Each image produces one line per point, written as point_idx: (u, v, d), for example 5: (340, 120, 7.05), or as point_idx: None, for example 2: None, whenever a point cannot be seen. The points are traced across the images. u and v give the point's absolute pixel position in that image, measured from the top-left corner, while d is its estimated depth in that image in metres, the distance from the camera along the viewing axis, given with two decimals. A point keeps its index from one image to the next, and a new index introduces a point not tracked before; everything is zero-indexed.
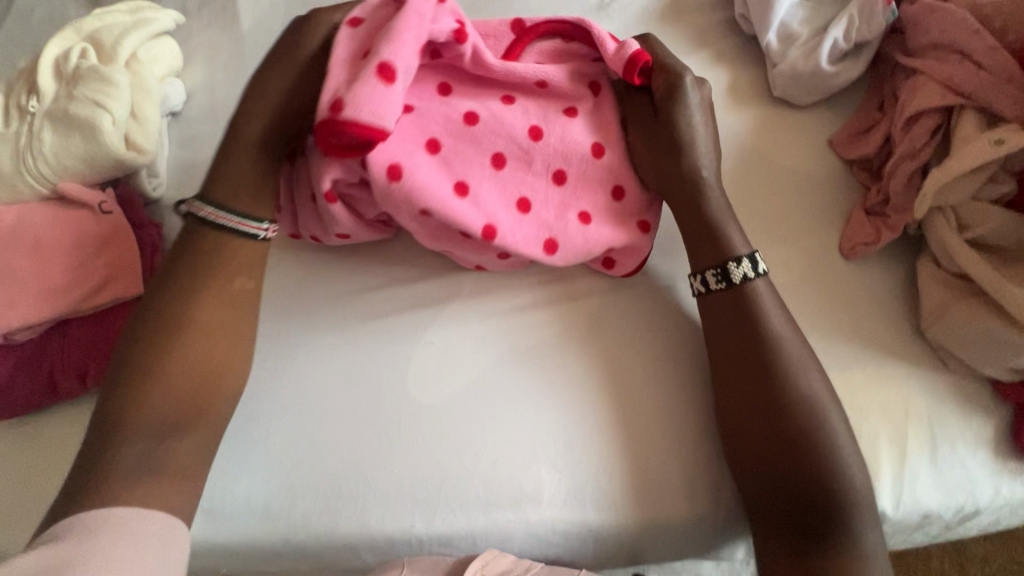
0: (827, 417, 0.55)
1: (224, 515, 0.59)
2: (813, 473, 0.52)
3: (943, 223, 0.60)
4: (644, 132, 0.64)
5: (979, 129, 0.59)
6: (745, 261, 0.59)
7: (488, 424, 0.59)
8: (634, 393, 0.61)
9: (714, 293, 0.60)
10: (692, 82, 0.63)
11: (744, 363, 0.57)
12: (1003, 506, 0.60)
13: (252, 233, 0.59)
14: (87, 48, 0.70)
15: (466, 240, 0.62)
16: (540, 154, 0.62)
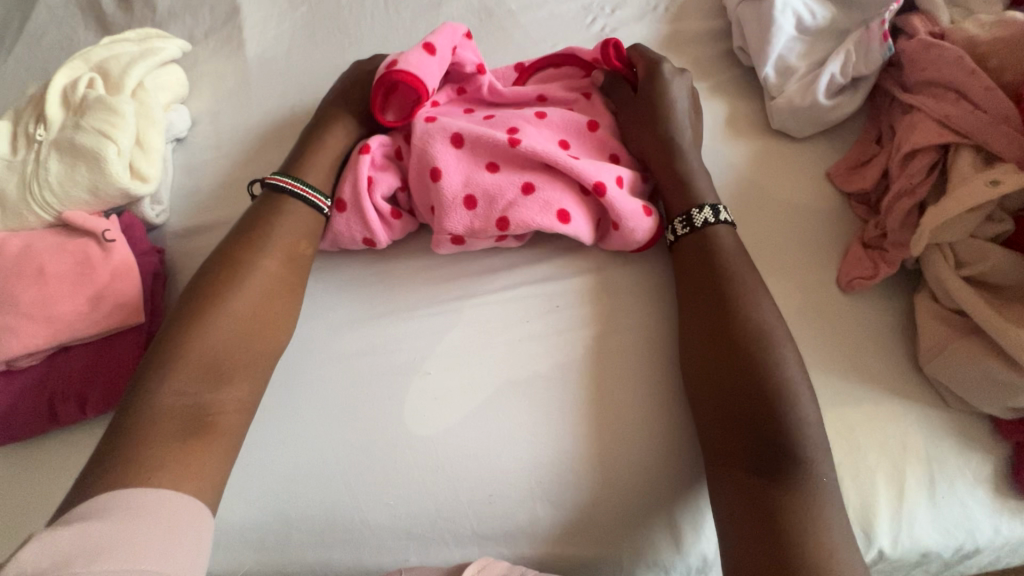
0: (798, 400, 0.54)
1: (223, 544, 0.59)
2: (777, 467, 0.51)
3: (940, 261, 0.60)
4: (631, 112, 0.71)
5: (975, 168, 0.59)
6: (707, 209, 0.64)
7: (471, 438, 0.60)
8: (615, 396, 0.61)
9: (683, 239, 0.64)
10: (672, 69, 0.72)
11: (719, 351, 0.57)
12: (1004, 545, 0.59)
13: (318, 205, 0.68)
14: (95, 77, 0.71)
15: (492, 172, 0.65)
16: (546, 125, 0.68)
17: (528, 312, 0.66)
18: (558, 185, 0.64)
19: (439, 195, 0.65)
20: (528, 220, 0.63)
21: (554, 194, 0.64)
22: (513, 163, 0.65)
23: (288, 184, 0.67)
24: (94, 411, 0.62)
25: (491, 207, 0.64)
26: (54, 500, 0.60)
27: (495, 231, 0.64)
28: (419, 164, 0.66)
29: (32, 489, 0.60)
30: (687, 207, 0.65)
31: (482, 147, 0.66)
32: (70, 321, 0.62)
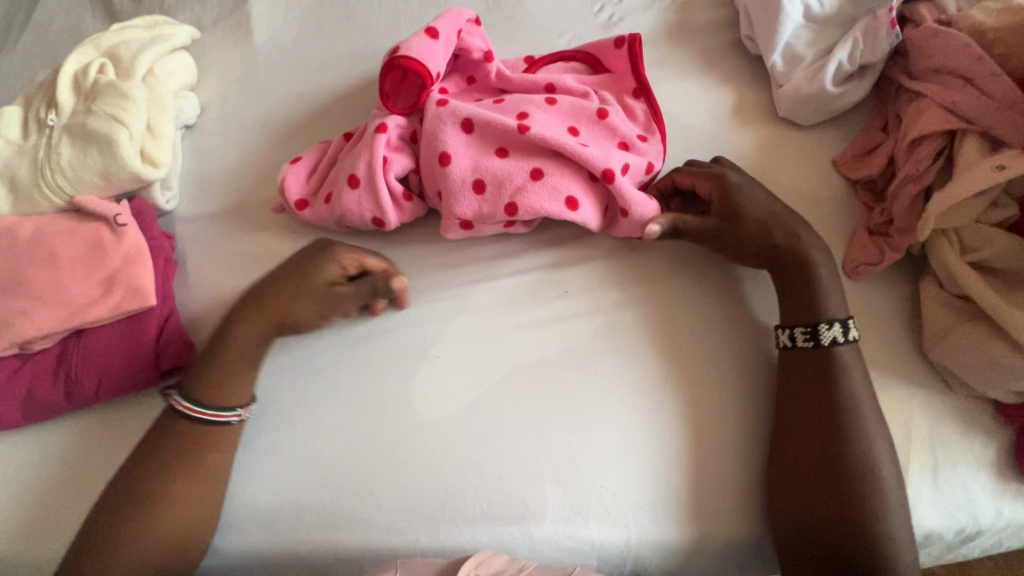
0: (874, 451, 0.55)
1: (232, 526, 0.59)
2: (845, 493, 0.54)
3: (946, 246, 0.60)
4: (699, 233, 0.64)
5: (981, 154, 0.59)
6: (837, 326, 0.59)
7: (507, 437, 0.60)
8: (685, 442, 0.60)
9: (801, 351, 0.60)
10: (737, 179, 0.65)
11: (812, 442, 0.56)
12: (1005, 527, 0.60)
13: (228, 421, 0.59)
14: (105, 63, 0.72)
15: (502, 158, 0.65)
16: (559, 109, 0.68)
17: (535, 297, 0.67)
18: (565, 172, 0.65)
19: (449, 182, 0.65)
20: (535, 206, 0.64)
21: (562, 180, 0.64)
22: (522, 149, 0.65)
23: (191, 410, 0.59)
24: (108, 393, 0.62)
25: (499, 194, 0.64)
26: (70, 478, 0.61)
27: (503, 216, 0.65)
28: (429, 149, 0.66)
29: (49, 468, 0.61)
30: (814, 319, 0.60)
31: (493, 133, 0.66)
32: (82, 305, 0.62)
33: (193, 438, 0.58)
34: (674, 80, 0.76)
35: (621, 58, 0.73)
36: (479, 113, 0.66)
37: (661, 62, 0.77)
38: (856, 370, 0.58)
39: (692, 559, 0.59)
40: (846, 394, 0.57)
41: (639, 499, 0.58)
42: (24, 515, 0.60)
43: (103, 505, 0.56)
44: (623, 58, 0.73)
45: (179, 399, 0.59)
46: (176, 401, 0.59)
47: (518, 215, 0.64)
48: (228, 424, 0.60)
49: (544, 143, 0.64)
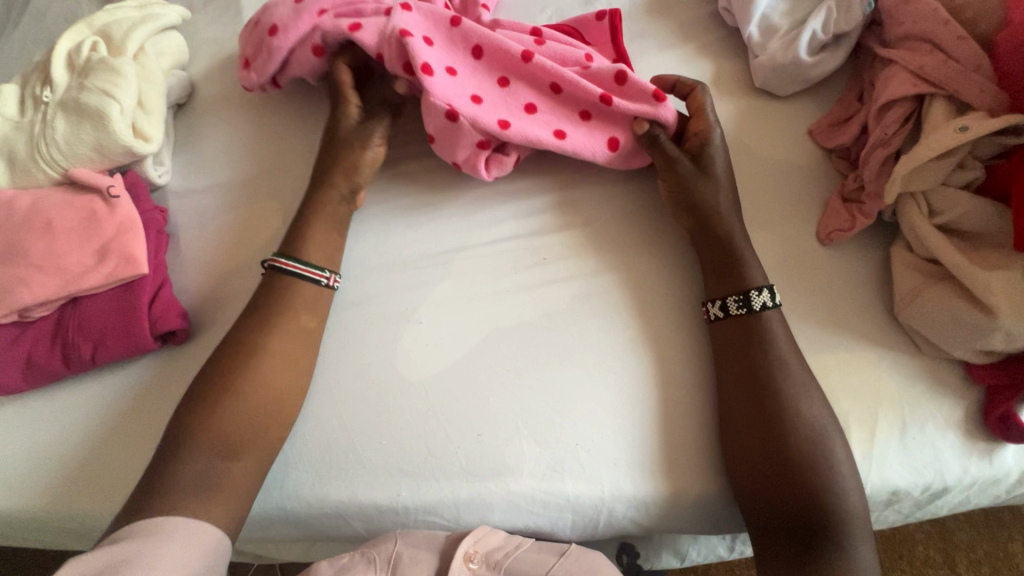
0: (810, 411, 0.57)
1: (273, 486, 0.61)
2: (795, 450, 0.56)
3: (914, 209, 0.62)
4: (673, 178, 0.67)
5: (947, 117, 0.60)
6: (765, 291, 0.62)
7: (482, 396, 0.62)
8: (653, 400, 0.62)
9: (733, 317, 0.62)
10: (721, 138, 0.69)
11: (752, 405, 0.58)
12: (972, 485, 0.61)
13: (318, 279, 0.66)
14: (98, 41, 0.74)
15: (504, 88, 0.70)
16: (546, 51, 0.71)
17: (514, 267, 0.69)
18: (558, 112, 0.69)
19: (443, 83, 0.68)
20: (530, 132, 0.68)
21: (554, 116, 0.69)
22: (524, 80, 0.70)
23: (292, 267, 0.65)
24: (104, 358, 0.65)
25: (494, 110, 0.68)
26: (68, 441, 0.64)
27: (495, 129, 0.67)
28: (403, 26, 0.69)
29: (48, 431, 0.64)
30: (744, 286, 0.62)
31: (499, 58, 0.70)
32: (77, 273, 0.65)
33: (265, 326, 0.63)
34: (653, 53, 0.77)
35: (601, 32, 0.74)
36: (489, 40, 0.70)
37: (641, 36, 0.79)
38: (783, 338, 0.61)
39: (663, 516, 0.60)
40: (773, 358, 0.59)
41: (614, 454, 0.60)
42: (25, 474, 0.62)
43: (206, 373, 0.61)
44: (603, 32, 0.74)
45: (283, 260, 0.65)
46: (281, 261, 0.65)
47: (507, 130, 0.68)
48: (317, 284, 0.66)
49: (550, 70, 0.68)
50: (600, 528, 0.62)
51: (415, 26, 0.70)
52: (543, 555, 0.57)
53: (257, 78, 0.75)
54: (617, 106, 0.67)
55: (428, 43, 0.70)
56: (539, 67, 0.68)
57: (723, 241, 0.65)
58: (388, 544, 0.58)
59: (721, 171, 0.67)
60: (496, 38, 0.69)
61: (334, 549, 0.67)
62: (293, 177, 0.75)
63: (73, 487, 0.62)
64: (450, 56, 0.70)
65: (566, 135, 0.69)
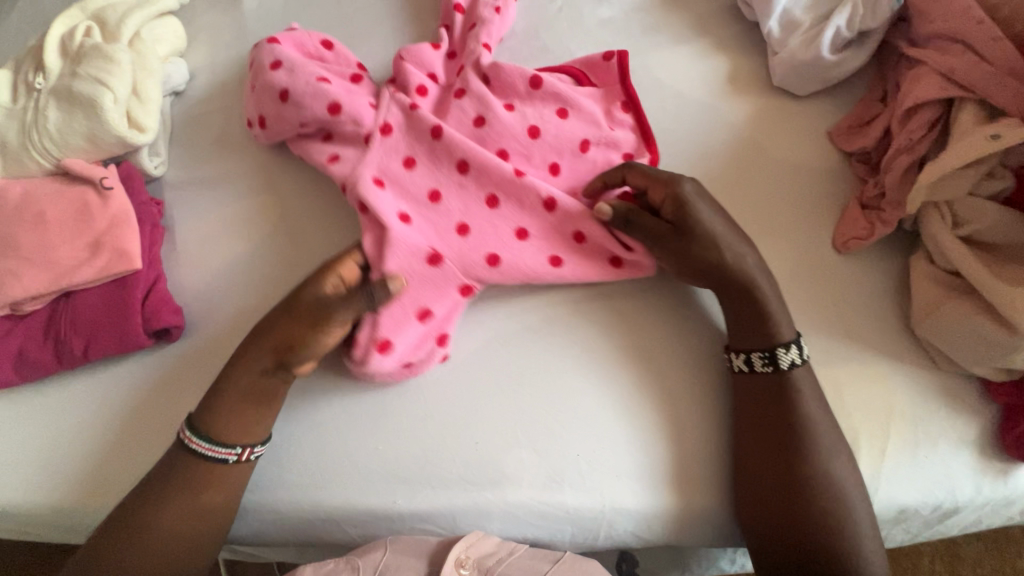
0: (824, 423, 0.56)
1: (268, 488, 0.60)
2: (801, 460, 0.55)
3: (937, 219, 0.59)
4: (675, 257, 0.60)
5: (977, 123, 0.57)
6: (794, 349, 0.58)
7: (480, 404, 0.61)
8: (656, 417, 0.60)
9: (758, 375, 0.58)
10: (694, 192, 0.60)
11: (760, 419, 0.57)
12: (985, 506, 0.59)
13: (222, 457, 0.57)
14: (92, 26, 0.72)
15: (491, 209, 0.65)
16: (539, 150, 0.66)
17: None
18: (549, 238, 0.64)
19: (426, 219, 0.64)
20: (518, 264, 0.63)
21: (547, 238, 0.64)
22: (514, 201, 0.64)
23: (201, 445, 0.57)
24: (96, 354, 0.63)
25: (480, 244, 0.63)
26: (61, 436, 0.63)
27: (483, 265, 0.63)
28: (379, 161, 0.66)
29: (38, 427, 0.63)
30: (771, 342, 0.58)
31: (484, 179, 0.65)
32: (70, 266, 0.63)
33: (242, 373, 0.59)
34: (667, 48, 0.74)
35: (610, 74, 0.70)
36: (475, 154, 0.65)
37: (655, 29, 0.75)
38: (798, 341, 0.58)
39: (665, 531, 0.59)
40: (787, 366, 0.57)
41: (618, 468, 0.58)
42: (17, 469, 0.62)
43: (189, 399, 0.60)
44: (613, 85, 0.70)
45: (193, 438, 0.57)
46: (189, 439, 0.57)
47: (492, 270, 0.63)
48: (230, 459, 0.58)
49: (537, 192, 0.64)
50: (600, 541, 0.60)
51: (398, 144, 0.67)
52: (535, 562, 0.56)
53: (270, 137, 0.72)
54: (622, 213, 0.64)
55: (411, 167, 0.66)
56: (528, 190, 0.64)
57: (743, 293, 0.59)
58: (378, 553, 0.57)
59: (712, 226, 0.59)
60: (481, 154, 0.65)
61: (328, 552, 0.67)
62: (292, 173, 0.73)
63: (64, 486, 0.61)
64: (435, 175, 0.66)
65: (561, 262, 0.64)
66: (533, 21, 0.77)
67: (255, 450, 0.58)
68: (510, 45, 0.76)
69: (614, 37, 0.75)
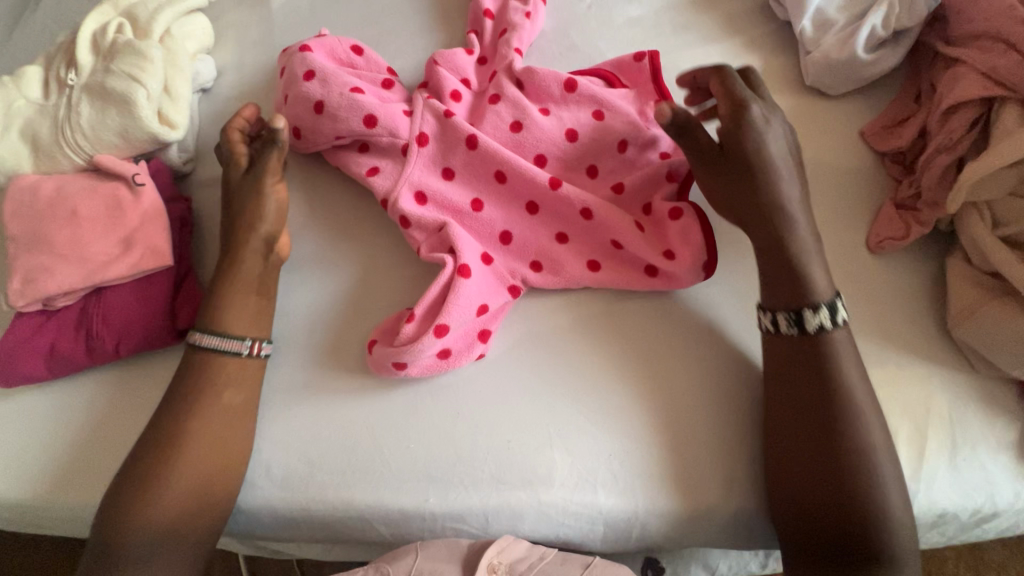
0: (866, 422, 0.54)
1: (298, 484, 0.60)
2: (841, 457, 0.53)
3: (977, 219, 0.58)
4: (717, 177, 0.60)
5: (1020, 123, 0.57)
6: (823, 311, 0.56)
7: (514, 405, 0.60)
8: (690, 416, 0.59)
9: (783, 336, 0.58)
10: (760, 113, 0.58)
11: (794, 416, 0.56)
12: (1023, 511, 0.59)
13: (235, 350, 0.61)
14: (123, 23, 0.72)
15: (531, 216, 0.66)
16: (579, 156, 0.68)
17: None
18: (588, 243, 0.65)
19: (468, 228, 0.66)
20: (560, 269, 0.64)
21: (585, 243, 0.65)
22: (553, 209, 0.65)
23: (211, 341, 0.60)
24: (128, 350, 0.63)
25: (522, 252, 0.65)
26: (95, 431, 0.63)
27: (526, 270, 0.65)
28: (419, 176, 0.67)
29: (72, 422, 0.63)
30: (798, 304, 0.58)
31: (522, 187, 0.65)
32: (102, 262, 0.63)
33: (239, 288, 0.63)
34: (698, 47, 0.74)
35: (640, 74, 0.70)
36: (512, 164, 0.65)
37: (685, 28, 0.75)
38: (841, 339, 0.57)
39: (697, 531, 0.58)
40: (829, 356, 0.56)
41: (650, 468, 0.58)
42: (50, 463, 0.62)
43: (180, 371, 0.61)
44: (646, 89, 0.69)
45: (203, 336, 0.61)
46: (198, 338, 0.61)
47: (535, 276, 0.65)
48: (242, 353, 0.61)
49: (574, 198, 0.64)
50: (631, 542, 0.60)
51: (434, 154, 0.67)
52: (567, 568, 0.56)
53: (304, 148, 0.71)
54: (658, 216, 0.64)
55: (449, 179, 0.67)
56: (565, 198, 0.64)
57: (795, 289, 0.58)
58: (409, 558, 0.56)
59: (769, 148, 0.58)
60: (518, 163, 0.65)
61: (355, 551, 0.67)
62: (322, 171, 0.73)
63: (97, 481, 0.61)
64: (473, 187, 0.67)
65: (599, 266, 0.65)
66: (562, 20, 0.77)
67: (263, 347, 0.62)
68: (540, 44, 0.76)
69: (644, 36, 0.75)
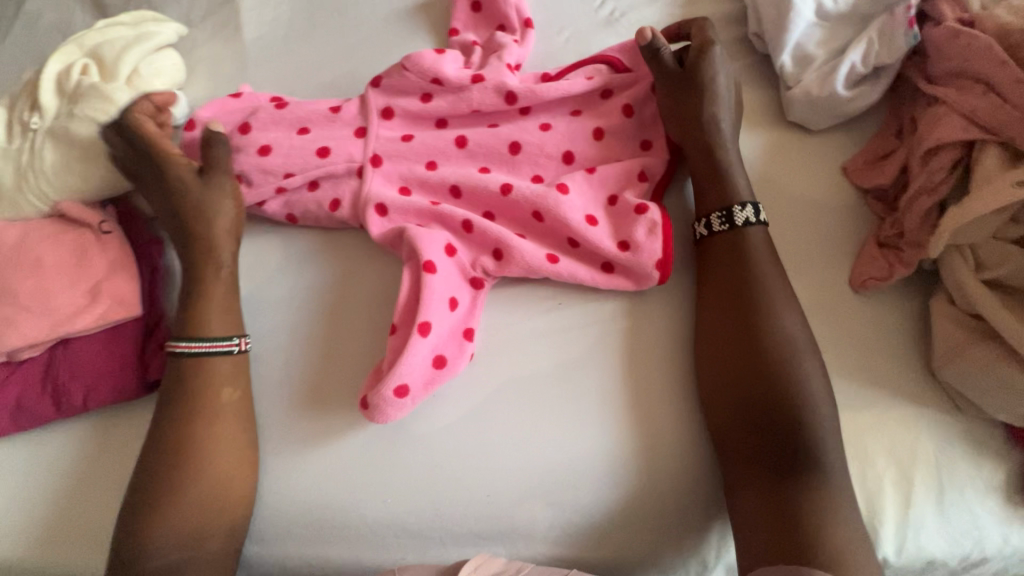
0: (826, 446, 0.54)
1: (269, 540, 0.59)
2: (801, 482, 0.53)
3: (960, 262, 0.58)
4: (671, 93, 0.65)
5: (1001, 166, 0.56)
6: (749, 207, 0.62)
7: (490, 452, 0.58)
8: (672, 458, 0.57)
9: (715, 235, 0.62)
10: (721, 56, 0.66)
11: (757, 447, 0.55)
12: (1011, 555, 0.58)
13: (225, 349, 0.60)
14: (89, 64, 0.70)
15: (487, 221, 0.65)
16: (551, 144, 0.67)
17: (523, 305, 0.64)
18: (545, 242, 0.64)
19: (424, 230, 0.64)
20: (517, 260, 0.62)
21: (543, 240, 0.64)
22: (507, 213, 0.65)
23: (193, 346, 0.60)
24: (96, 404, 0.61)
25: (481, 245, 0.64)
26: (61, 490, 0.60)
27: (488, 261, 0.63)
28: (377, 187, 0.66)
29: (36, 479, 0.61)
30: (726, 203, 0.63)
31: (478, 196, 0.65)
32: (68, 313, 0.61)
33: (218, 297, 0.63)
34: None
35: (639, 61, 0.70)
36: (466, 179, 0.65)
37: None
38: (812, 365, 0.56)
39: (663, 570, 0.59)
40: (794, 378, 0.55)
41: (629, 519, 0.57)
42: (14, 523, 0.59)
43: (167, 404, 0.59)
44: (631, 97, 0.68)
45: (183, 344, 0.60)
46: (182, 346, 0.60)
47: (495, 269, 0.63)
48: (230, 352, 0.60)
49: (530, 192, 0.64)
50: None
51: (412, 148, 0.68)
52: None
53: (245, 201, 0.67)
54: (622, 208, 0.64)
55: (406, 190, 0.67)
56: (518, 199, 0.64)
57: (770, 322, 0.58)
58: None
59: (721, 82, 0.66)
60: (474, 177, 0.65)
61: None
62: None
63: (64, 541, 0.59)
64: (435, 187, 0.66)
65: (558, 258, 0.63)
66: (542, 54, 0.76)
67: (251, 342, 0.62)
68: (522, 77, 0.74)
69: None
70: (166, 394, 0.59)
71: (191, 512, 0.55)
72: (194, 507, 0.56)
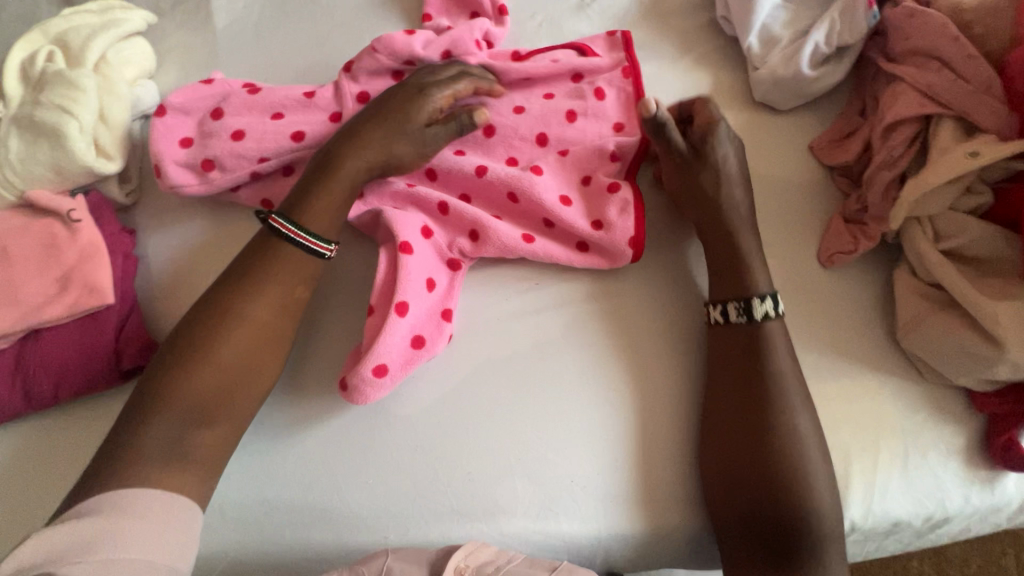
0: (795, 421, 0.55)
1: (249, 525, 0.58)
2: (776, 456, 0.54)
3: (920, 233, 0.60)
4: (678, 173, 0.63)
5: (956, 140, 0.59)
6: (768, 301, 0.59)
7: (474, 433, 0.59)
8: (654, 433, 0.59)
9: (733, 325, 0.59)
10: (727, 133, 0.64)
11: (737, 423, 0.56)
12: (972, 514, 0.60)
13: (321, 252, 0.61)
14: (54, 51, 0.69)
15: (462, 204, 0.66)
16: (525, 126, 0.67)
17: (502, 288, 0.65)
18: (519, 224, 0.65)
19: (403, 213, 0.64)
20: (494, 241, 0.63)
21: (520, 221, 0.65)
22: (483, 194, 0.66)
23: (291, 232, 0.60)
24: (68, 394, 0.61)
25: (457, 225, 0.64)
26: (36, 483, 0.60)
27: (465, 242, 0.64)
28: None
29: (9, 472, 0.60)
30: (746, 293, 0.59)
31: (455, 179, 0.66)
32: (38, 303, 0.61)
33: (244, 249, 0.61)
34: (648, 63, 0.74)
35: (613, 47, 0.71)
36: (441, 161, 0.66)
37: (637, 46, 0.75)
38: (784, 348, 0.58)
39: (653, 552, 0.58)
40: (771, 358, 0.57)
41: (612, 493, 0.58)
42: None
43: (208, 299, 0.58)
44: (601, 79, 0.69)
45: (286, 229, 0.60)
46: (287, 232, 0.60)
47: (473, 250, 0.64)
48: (321, 258, 0.61)
49: (503, 173, 0.64)
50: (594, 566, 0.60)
51: None
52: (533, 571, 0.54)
53: (218, 184, 0.67)
54: (596, 187, 0.65)
55: None
56: (493, 180, 0.64)
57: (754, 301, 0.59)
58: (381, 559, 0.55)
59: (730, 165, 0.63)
60: (448, 159, 0.66)
61: None
62: None
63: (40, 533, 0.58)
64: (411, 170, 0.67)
65: (534, 237, 0.64)
66: (515, 39, 0.76)
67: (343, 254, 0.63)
68: None
69: None
70: (213, 288, 0.59)
71: (186, 406, 0.53)
72: (194, 404, 0.53)
